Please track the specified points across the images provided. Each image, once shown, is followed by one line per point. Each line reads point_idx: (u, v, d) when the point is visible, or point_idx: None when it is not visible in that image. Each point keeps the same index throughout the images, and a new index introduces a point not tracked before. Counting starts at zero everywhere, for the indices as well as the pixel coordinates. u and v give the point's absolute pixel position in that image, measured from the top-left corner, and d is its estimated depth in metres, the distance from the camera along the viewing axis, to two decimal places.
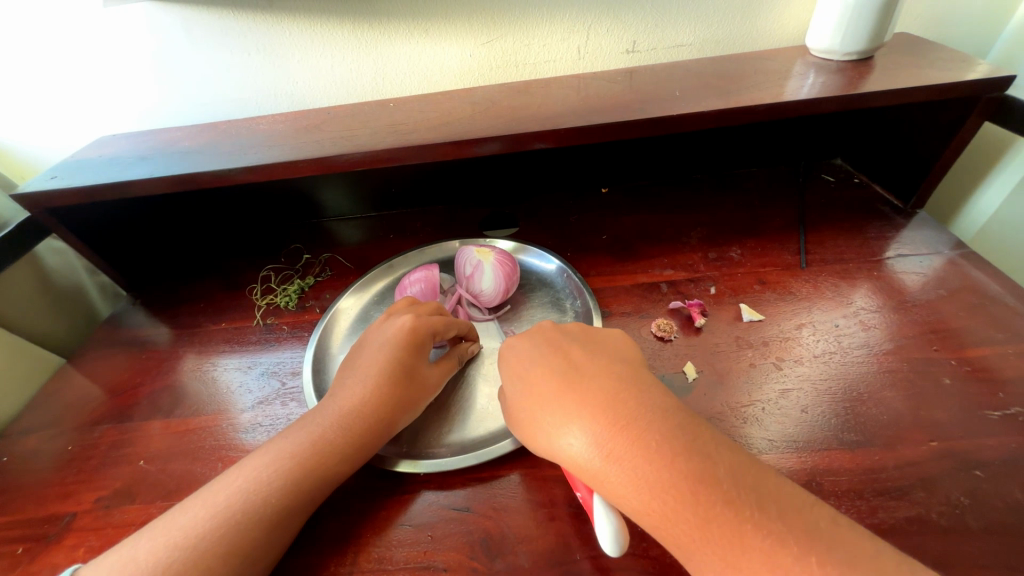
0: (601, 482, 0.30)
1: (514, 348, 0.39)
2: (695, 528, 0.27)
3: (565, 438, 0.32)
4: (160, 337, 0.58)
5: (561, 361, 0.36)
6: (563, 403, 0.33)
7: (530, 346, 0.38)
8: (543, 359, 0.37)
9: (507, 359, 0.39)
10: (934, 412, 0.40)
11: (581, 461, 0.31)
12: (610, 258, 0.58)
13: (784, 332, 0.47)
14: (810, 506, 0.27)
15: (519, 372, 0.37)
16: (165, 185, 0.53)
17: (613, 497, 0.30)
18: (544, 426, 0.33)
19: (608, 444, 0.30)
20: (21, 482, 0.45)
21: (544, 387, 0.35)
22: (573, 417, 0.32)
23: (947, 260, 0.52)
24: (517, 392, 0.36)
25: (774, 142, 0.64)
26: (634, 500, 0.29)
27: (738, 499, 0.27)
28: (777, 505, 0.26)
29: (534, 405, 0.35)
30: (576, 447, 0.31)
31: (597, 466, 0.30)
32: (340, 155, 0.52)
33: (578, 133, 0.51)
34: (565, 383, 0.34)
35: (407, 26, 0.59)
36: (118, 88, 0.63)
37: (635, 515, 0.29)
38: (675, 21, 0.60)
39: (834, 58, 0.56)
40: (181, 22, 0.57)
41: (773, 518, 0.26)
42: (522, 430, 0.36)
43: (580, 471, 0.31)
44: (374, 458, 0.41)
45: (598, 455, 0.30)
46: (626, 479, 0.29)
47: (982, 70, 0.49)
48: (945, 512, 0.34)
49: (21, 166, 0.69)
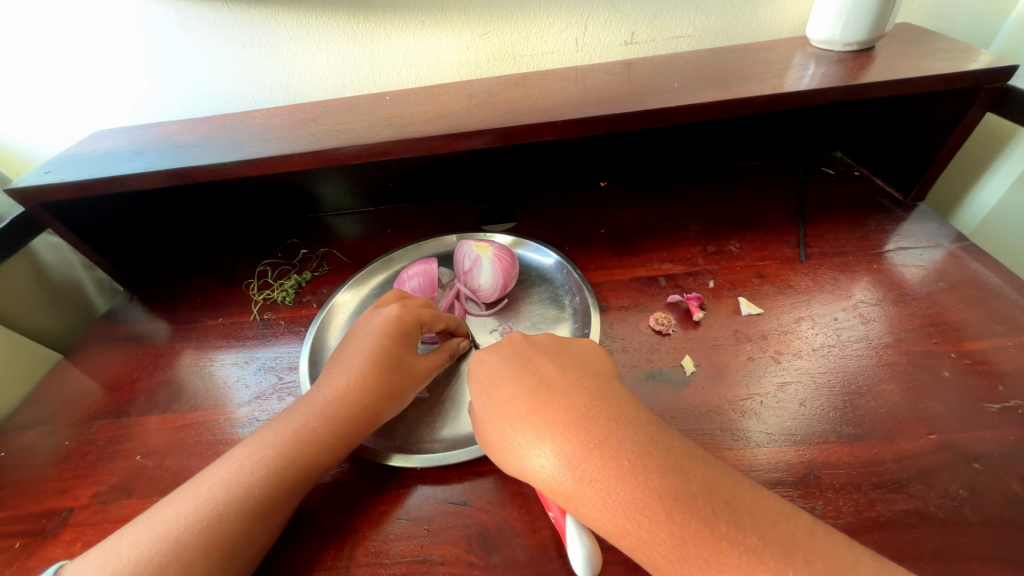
0: (575, 504, 0.30)
1: (481, 362, 0.38)
2: (672, 547, 0.26)
3: (536, 460, 0.32)
4: (157, 332, 0.58)
5: (530, 375, 0.35)
6: (532, 422, 0.33)
7: (498, 360, 0.37)
8: (510, 374, 0.36)
9: (475, 375, 0.38)
10: (932, 405, 0.40)
11: (554, 483, 0.31)
12: (608, 252, 0.58)
13: (783, 326, 0.47)
14: (784, 517, 0.27)
15: (486, 390, 0.36)
16: (159, 180, 0.53)
17: (588, 519, 0.29)
18: (515, 448, 0.33)
19: (580, 466, 0.30)
20: (18, 477, 0.45)
21: (511, 406, 0.34)
22: (544, 438, 0.32)
23: (947, 253, 0.52)
24: (487, 410, 0.36)
25: (774, 135, 0.64)
26: (609, 523, 0.28)
27: (713, 517, 0.26)
28: (751, 517, 0.26)
29: (504, 425, 0.34)
30: (548, 468, 0.31)
31: (570, 488, 0.30)
32: (335, 149, 0.51)
33: (576, 126, 0.50)
34: (534, 401, 0.33)
35: (402, 18, 0.59)
36: (112, 81, 0.63)
37: (610, 536, 0.29)
38: (675, 12, 0.60)
39: (834, 49, 0.56)
40: (175, 14, 0.57)
41: (750, 535, 0.26)
42: (494, 451, 0.35)
43: (555, 493, 0.31)
44: (369, 452, 0.41)
45: (570, 477, 0.30)
46: (600, 500, 0.29)
47: (984, 59, 0.48)
48: (943, 505, 0.34)
49: (16, 161, 0.69)
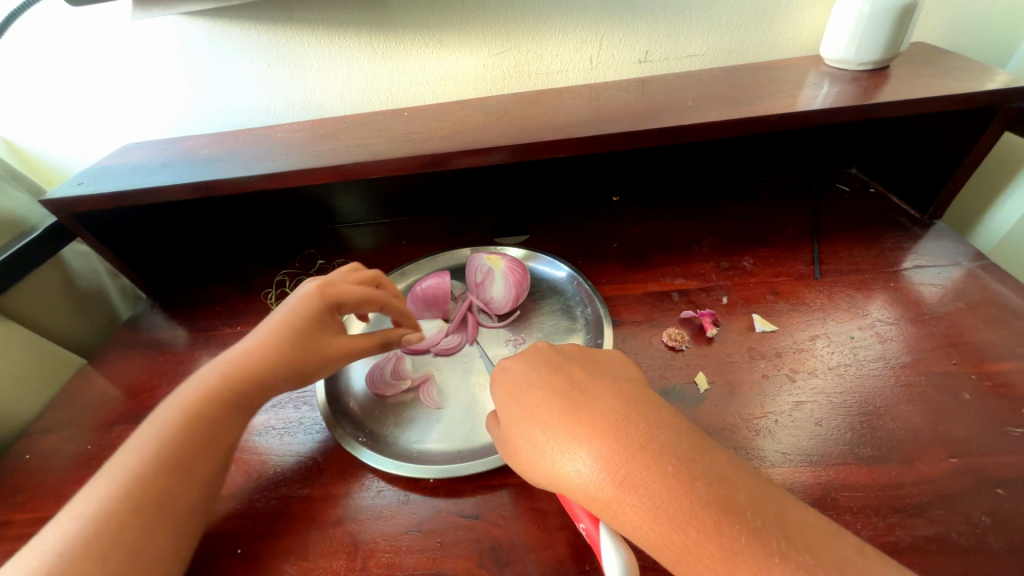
0: (613, 510, 0.29)
1: (510, 370, 0.38)
2: (721, 561, 0.26)
3: (572, 466, 0.31)
4: (177, 339, 0.60)
5: (563, 384, 0.35)
6: (569, 428, 0.32)
7: (529, 367, 0.38)
8: (542, 381, 0.36)
9: (504, 383, 0.38)
10: (952, 427, 0.39)
11: (591, 489, 0.30)
12: (621, 267, 0.58)
13: (799, 343, 0.47)
14: (835, 536, 0.26)
15: (517, 396, 0.36)
16: (185, 192, 0.54)
17: (627, 527, 0.29)
18: (548, 453, 0.33)
19: (620, 471, 0.29)
20: (41, 480, 0.47)
21: (545, 411, 0.34)
22: (580, 442, 0.31)
23: (966, 272, 0.51)
24: (517, 416, 0.36)
25: (788, 152, 0.64)
26: (649, 530, 0.28)
27: (762, 530, 0.26)
28: (801, 535, 0.26)
29: (537, 431, 0.34)
30: (585, 473, 0.30)
31: (609, 494, 0.29)
32: (355, 163, 0.53)
33: (591, 142, 0.51)
34: (569, 407, 0.33)
35: (421, 37, 0.61)
36: (143, 97, 0.65)
37: (649, 544, 0.28)
38: (688, 31, 0.61)
39: (848, 68, 0.56)
40: (205, 34, 0.59)
41: (798, 553, 0.25)
42: (522, 459, 0.35)
43: (591, 500, 0.30)
44: (342, 438, 0.44)
45: (609, 483, 0.30)
46: (641, 507, 0.28)
47: (1002, 79, 0.48)
48: (965, 532, 0.33)
49: (50, 172, 0.72)
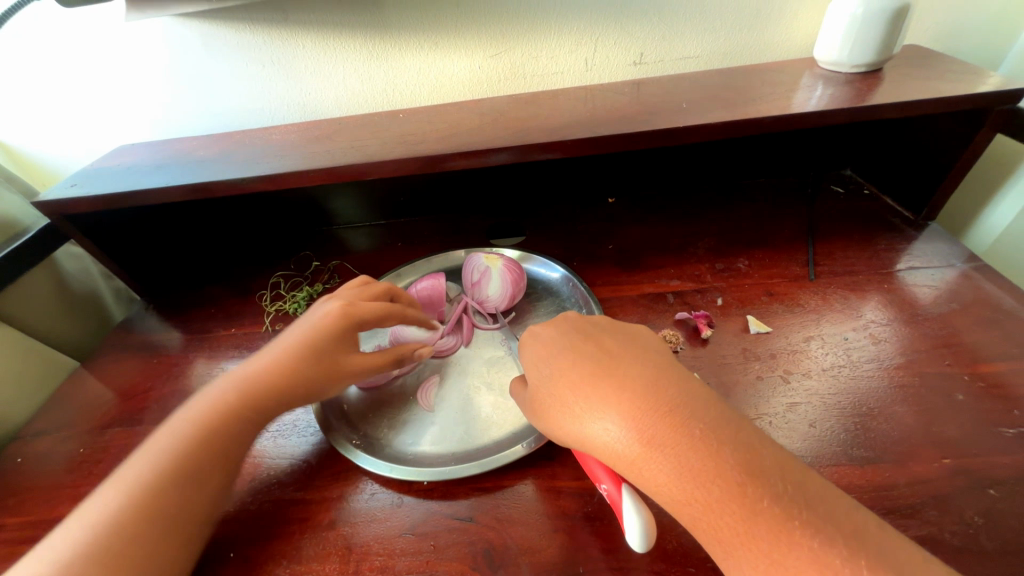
0: (639, 469, 0.30)
1: (540, 337, 0.39)
2: (739, 520, 0.26)
3: (599, 424, 0.32)
4: (171, 341, 0.59)
5: (594, 348, 0.36)
6: (600, 389, 0.33)
7: (559, 334, 0.38)
8: (572, 347, 0.36)
9: (534, 348, 0.38)
10: (946, 428, 0.39)
11: (616, 447, 0.31)
12: (616, 269, 0.58)
13: (792, 345, 0.47)
14: (855, 508, 0.27)
15: (547, 359, 0.37)
16: (179, 194, 0.54)
17: (651, 485, 0.29)
18: (576, 412, 0.33)
19: (647, 431, 0.30)
20: (32, 483, 0.46)
21: (575, 372, 0.34)
22: (609, 403, 0.32)
23: (959, 273, 0.51)
24: (546, 378, 0.36)
25: (782, 154, 0.64)
26: (673, 488, 0.28)
27: (785, 495, 0.26)
28: (823, 503, 0.26)
29: (565, 391, 0.34)
30: (613, 433, 0.31)
31: (635, 453, 0.30)
32: (349, 165, 0.53)
33: (585, 144, 0.51)
34: (600, 369, 0.34)
35: (417, 39, 0.61)
36: (137, 98, 0.65)
37: (672, 503, 0.29)
38: (683, 33, 0.61)
39: (842, 70, 0.56)
40: (199, 36, 0.59)
41: (818, 519, 0.26)
42: (549, 420, 0.35)
43: (616, 459, 0.31)
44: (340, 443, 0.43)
45: (637, 441, 0.30)
46: (667, 467, 0.29)
47: (993, 82, 0.48)
48: (958, 532, 0.33)
49: (43, 173, 0.71)
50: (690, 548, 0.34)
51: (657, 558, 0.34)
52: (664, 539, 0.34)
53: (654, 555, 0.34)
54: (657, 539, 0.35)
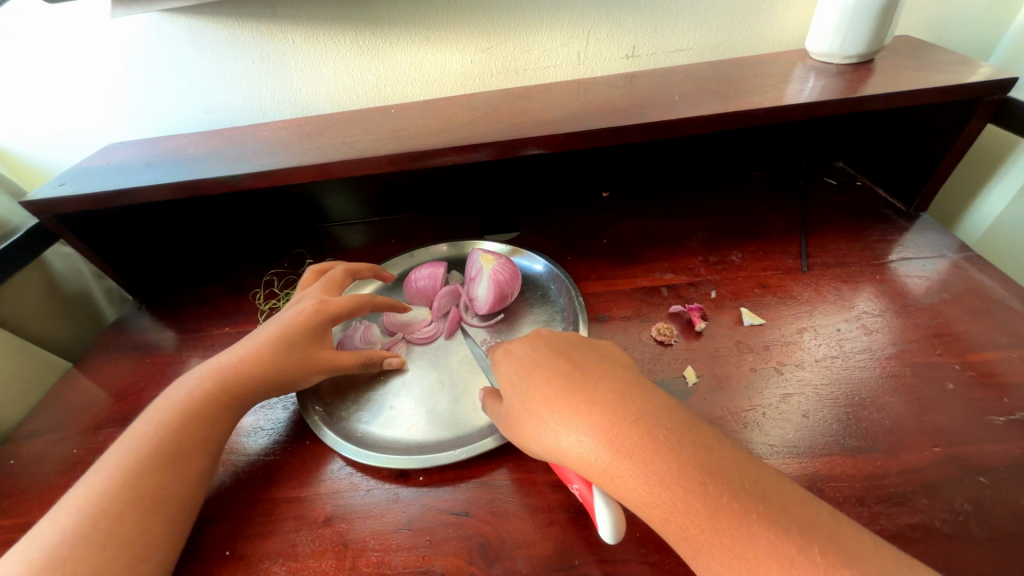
0: (610, 478, 0.30)
1: (512, 353, 0.38)
2: (705, 517, 0.26)
3: (571, 436, 0.31)
4: (165, 341, 0.59)
5: (565, 363, 0.35)
6: (571, 403, 0.32)
7: (532, 347, 0.38)
8: (544, 362, 0.36)
9: (507, 364, 0.38)
10: (937, 417, 0.39)
11: (589, 458, 0.30)
12: (610, 263, 0.58)
13: (786, 337, 0.47)
14: (809, 502, 0.27)
15: (521, 375, 0.36)
16: (169, 192, 0.54)
17: (621, 493, 0.29)
18: (548, 425, 0.33)
19: (618, 440, 0.30)
20: (26, 485, 0.46)
21: (548, 385, 0.34)
22: (580, 417, 0.32)
23: (951, 264, 0.52)
24: (518, 395, 0.36)
25: (776, 146, 0.64)
26: (643, 493, 0.28)
27: (742, 490, 0.27)
28: (778, 496, 0.27)
29: (538, 405, 0.34)
30: (584, 446, 0.31)
31: (606, 462, 0.30)
32: (341, 161, 0.52)
33: (577, 138, 0.51)
34: (571, 385, 0.33)
35: (407, 33, 0.60)
36: (124, 95, 0.64)
37: (643, 509, 0.29)
38: (675, 26, 0.61)
39: (834, 62, 0.56)
40: (187, 32, 0.58)
41: (773, 513, 0.26)
42: (523, 436, 0.35)
43: (588, 469, 0.31)
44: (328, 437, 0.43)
45: (609, 450, 0.30)
46: (637, 472, 0.29)
47: (983, 72, 0.48)
48: (948, 519, 0.34)
49: (31, 173, 0.71)
50: None
51: (652, 549, 0.34)
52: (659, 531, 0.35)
53: (650, 547, 0.34)
54: (651, 533, 0.35)
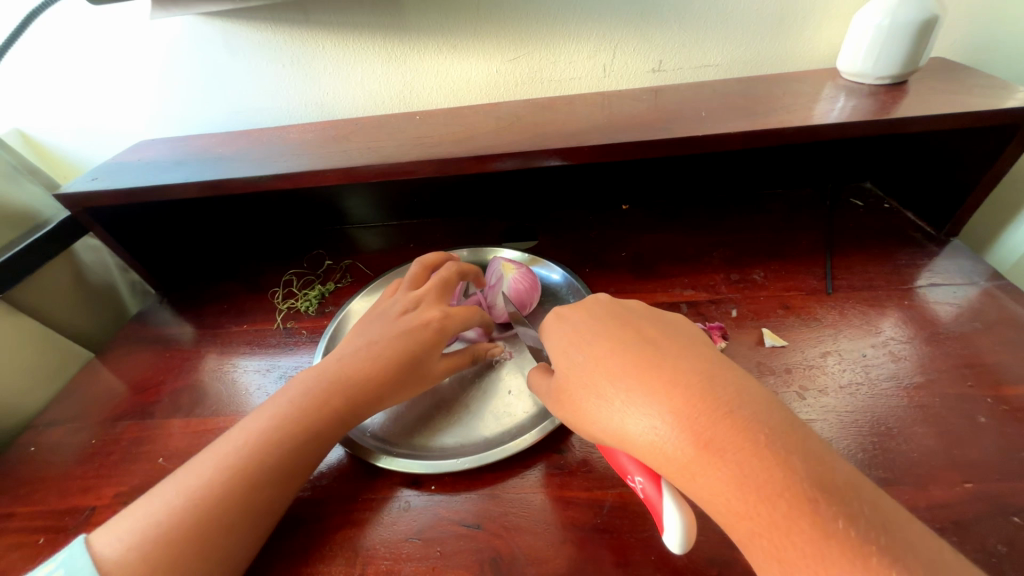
0: (691, 475, 0.28)
1: (577, 326, 0.38)
2: (809, 537, 0.24)
3: (645, 420, 0.30)
4: (184, 336, 0.60)
5: (637, 340, 0.34)
6: (646, 384, 0.31)
7: (596, 325, 0.37)
8: (614, 338, 0.35)
9: (571, 340, 0.37)
10: (968, 451, 0.38)
11: (665, 448, 0.29)
12: (629, 277, 0.57)
13: (809, 360, 0.46)
14: (931, 539, 0.25)
15: (584, 349, 0.36)
16: (197, 190, 0.55)
17: (705, 494, 0.27)
18: (618, 407, 0.32)
19: (704, 432, 0.28)
20: (44, 473, 0.47)
21: (620, 367, 0.33)
22: (657, 402, 0.30)
23: (982, 292, 0.50)
24: (585, 373, 0.34)
25: (801, 165, 0.63)
26: (732, 498, 0.26)
27: (860, 514, 0.25)
28: (895, 527, 0.24)
29: (607, 383, 0.33)
30: (660, 433, 0.29)
31: (688, 456, 0.28)
32: (366, 166, 0.53)
33: (602, 151, 0.51)
34: (646, 364, 0.32)
35: (436, 41, 0.61)
36: (157, 94, 0.66)
37: (729, 514, 0.27)
38: (702, 41, 0.60)
39: (866, 82, 0.55)
40: (222, 35, 0.60)
41: (899, 547, 0.24)
42: (587, 417, 0.34)
43: (665, 461, 0.29)
44: (346, 440, 0.43)
45: (691, 445, 0.28)
46: (727, 474, 0.27)
47: (1023, 97, 0.47)
48: (979, 560, 0.32)
49: (64, 166, 0.73)
50: (702, 566, 0.33)
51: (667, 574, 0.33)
52: (675, 555, 0.34)
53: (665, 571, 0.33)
54: (667, 556, 0.34)
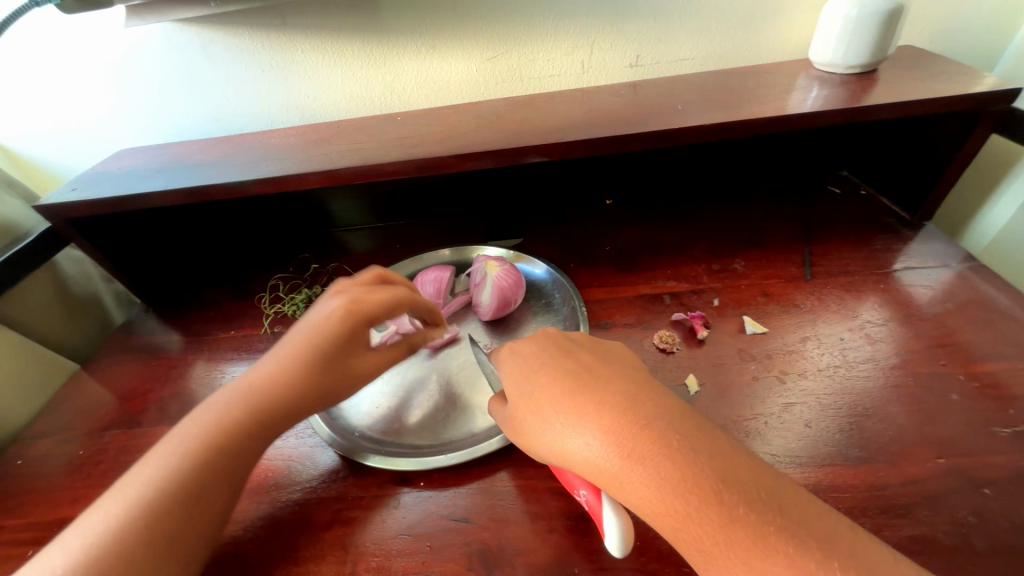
0: (619, 483, 0.29)
1: (518, 353, 0.38)
2: (718, 529, 0.26)
3: (580, 437, 0.31)
4: (171, 344, 0.60)
5: (572, 362, 0.35)
6: (579, 404, 0.32)
7: (537, 349, 0.37)
8: (551, 362, 0.36)
9: (513, 365, 0.37)
10: (940, 428, 0.39)
11: (597, 462, 0.30)
12: (612, 270, 0.58)
13: (788, 345, 0.47)
14: (827, 515, 0.26)
15: (526, 376, 0.36)
16: (177, 197, 0.55)
17: (632, 500, 0.29)
18: (555, 427, 0.32)
19: (627, 443, 0.29)
20: (33, 485, 0.46)
21: (556, 389, 0.34)
22: (589, 420, 0.31)
23: (955, 274, 0.51)
24: (525, 397, 0.35)
25: (779, 155, 0.65)
26: (653, 500, 0.28)
27: (761, 502, 0.26)
28: (798, 513, 0.26)
29: (544, 404, 0.34)
30: (592, 448, 0.30)
31: (616, 467, 0.29)
32: (346, 168, 0.53)
33: (580, 146, 0.51)
34: (579, 384, 0.33)
35: (413, 42, 0.61)
36: (135, 102, 0.65)
37: (653, 516, 0.28)
38: (677, 35, 0.61)
39: (837, 71, 0.56)
40: (198, 40, 0.60)
41: (794, 525, 0.25)
42: (528, 440, 0.35)
43: (597, 474, 0.30)
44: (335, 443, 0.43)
45: (617, 455, 0.29)
46: (648, 478, 0.28)
47: (987, 82, 0.48)
48: (951, 532, 0.33)
49: (44, 177, 0.72)
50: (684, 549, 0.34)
51: (651, 558, 0.34)
52: (657, 540, 0.35)
53: (649, 556, 0.34)
54: (651, 541, 0.35)
